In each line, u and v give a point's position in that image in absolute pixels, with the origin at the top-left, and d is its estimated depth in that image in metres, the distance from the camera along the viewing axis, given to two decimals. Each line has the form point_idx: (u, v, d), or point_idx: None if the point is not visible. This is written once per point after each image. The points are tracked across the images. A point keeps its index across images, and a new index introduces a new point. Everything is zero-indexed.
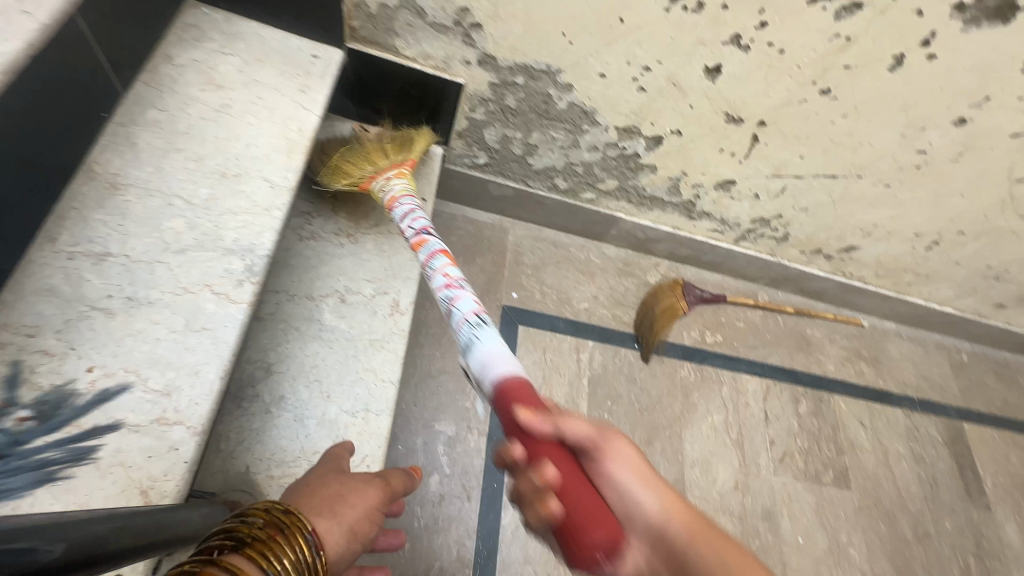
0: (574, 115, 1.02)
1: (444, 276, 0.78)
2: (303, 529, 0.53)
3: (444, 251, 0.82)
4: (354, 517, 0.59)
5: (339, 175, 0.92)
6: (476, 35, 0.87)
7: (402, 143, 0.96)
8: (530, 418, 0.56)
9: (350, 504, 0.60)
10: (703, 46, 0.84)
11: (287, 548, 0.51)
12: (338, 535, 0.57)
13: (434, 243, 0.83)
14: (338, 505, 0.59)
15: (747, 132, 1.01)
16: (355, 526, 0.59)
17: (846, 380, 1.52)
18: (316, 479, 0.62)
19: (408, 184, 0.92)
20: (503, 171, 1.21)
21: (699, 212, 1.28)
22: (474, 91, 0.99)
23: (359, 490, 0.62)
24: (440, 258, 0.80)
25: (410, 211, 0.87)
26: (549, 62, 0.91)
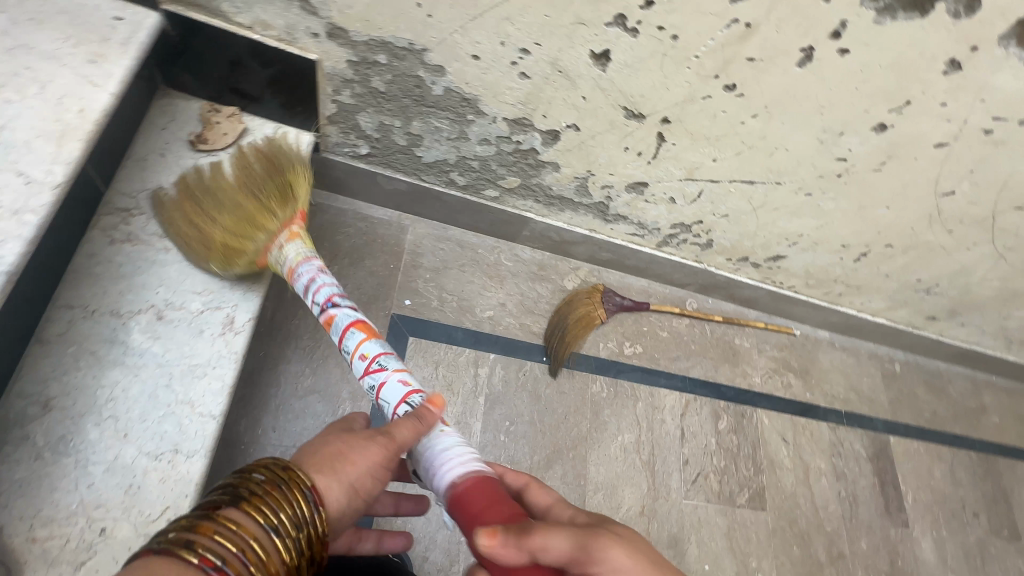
0: (455, 103, 0.88)
1: (362, 359, 0.70)
2: (301, 487, 0.49)
3: (358, 323, 0.73)
4: (359, 474, 0.53)
5: (232, 260, 0.77)
6: (315, 0, 0.72)
7: (284, 188, 0.79)
8: (494, 545, 0.47)
9: (355, 459, 0.53)
10: (584, 26, 0.71)
11: (284, 506, 0.48)
12: (339, 491, 0.52)
13: (343, 317, 0.73)
14: (340, 461, 0.53)
15: (651, 129, 0.88)
16: (358, 483, 0.53)
17: (772, 394, 1.46)
18: (329, 433, 0.56)
19: (305, 245, 0.78)
20: (391, 163, 1.06)
21: (614, 214, 1.16)
22: (332, 69, 0.84)
23: (363, 446, 0.54)
24: (354, 336, 0.71)
25: (311, 280, 0.76)
26: (410, 38, 0.76)
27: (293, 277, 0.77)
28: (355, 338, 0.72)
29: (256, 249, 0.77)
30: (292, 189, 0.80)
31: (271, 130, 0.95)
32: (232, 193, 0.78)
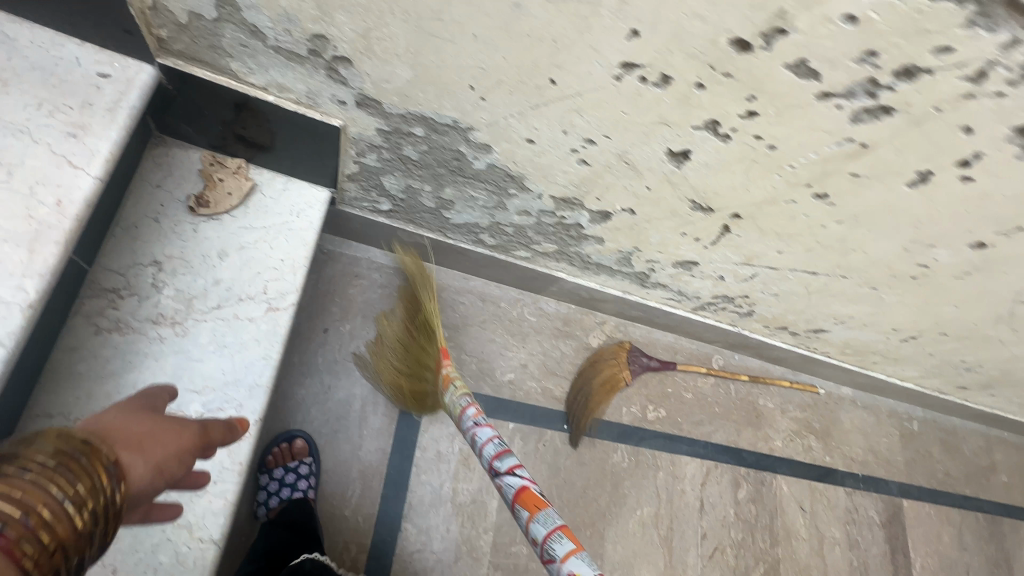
0: (497, 178, 0.76)
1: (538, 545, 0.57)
2: (105, 459, 0.37)
3: (523, 489, 0.62)
4: (168, 456, 0.41)
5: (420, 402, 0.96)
6: (345, 71, 0.59)
7: (436, 329, 0.93)
8: None
9: (172, 436, 0.42)
10: (666, 126, 0.59)
11: (83, 478, 0.35)
12: (143, 471, 0.39)
13: (509, 484, 0.64)
14: (152, 440, 0.41)
15: (717, 221, 0.78)
16: (167, 463, 0.41)
17: (792, 458, 1.40)
18: (138, 405, 0.43)
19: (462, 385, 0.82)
20: (415, 220, 0.95)
21: (653, 282, 1.06)
22: (359, 135, 0.71)
23: (176, 428, 0.43)
24: (522, 513, 0.60)
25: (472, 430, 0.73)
26: (456, 116, 0.64)
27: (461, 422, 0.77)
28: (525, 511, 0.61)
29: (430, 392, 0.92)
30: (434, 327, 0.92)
31: (281, 187, 0.83)
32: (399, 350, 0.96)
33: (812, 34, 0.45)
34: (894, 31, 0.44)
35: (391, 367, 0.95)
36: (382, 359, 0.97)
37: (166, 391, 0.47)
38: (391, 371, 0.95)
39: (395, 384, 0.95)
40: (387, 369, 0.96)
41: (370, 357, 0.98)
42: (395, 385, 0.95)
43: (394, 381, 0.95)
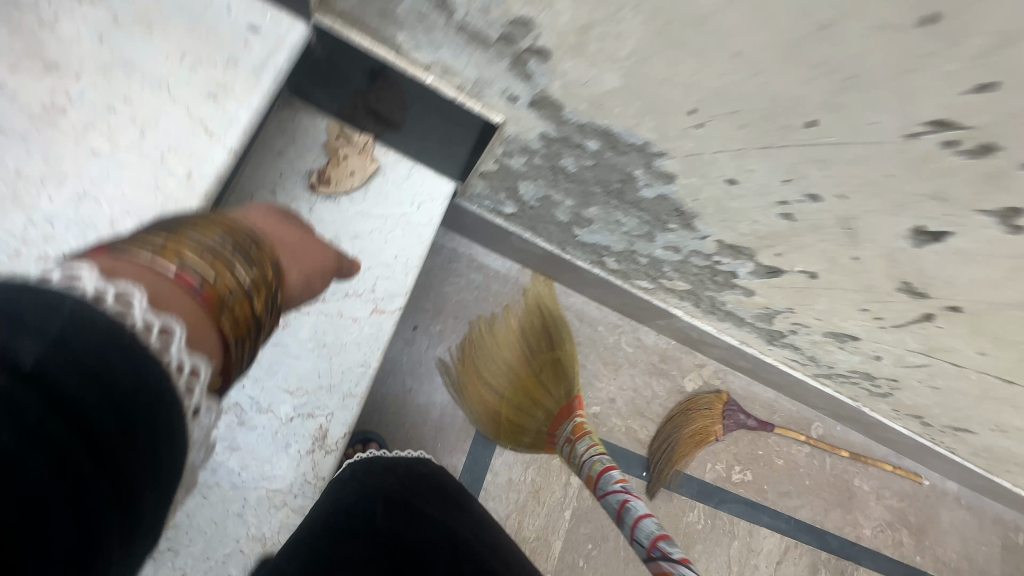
0: (661, 209, 0.64)
1: None
2: (268, 258, 0.48)
3: None
4: (313, 264, 0.57)
5: (514, 433, 0.86)
6: (535, 65, 0.48)
7: (559, 367, 0.85)
8: None
9: (305, 253, 0.55)
10: (936, 201, 0.45)
11: (252, 265, 0.45)
12: (289, 279, 0.52)
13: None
14: (292, 252, 0.54)
15: (922, 308, 0.63)
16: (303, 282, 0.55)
17: (879, 551, 1.25)
18: (269, 218, 0.55)
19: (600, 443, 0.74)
20: (536, 229, 0.84)
21: (785, 342, 0.92)
22: (515, 136, 0.60)
23: (315, 246, 0.58)
24: None
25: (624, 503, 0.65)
26: (650, 138, 0.52)
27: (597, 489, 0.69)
28: None
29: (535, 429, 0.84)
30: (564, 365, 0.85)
31: (405, 173, 0.73)
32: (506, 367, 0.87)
33: None
34: None
35: (491, 390, 0.87)
36: (482, 379, 0.87)
37: (293, 211, 0.62)
38: (490, 395, 0.86)
39: (492, 410, 0.87)
40: (486, 392, 0.87)
41: (467, 373, 0.89)
42: (490, 410, 0.87)
43: (491, 406, 0.87)
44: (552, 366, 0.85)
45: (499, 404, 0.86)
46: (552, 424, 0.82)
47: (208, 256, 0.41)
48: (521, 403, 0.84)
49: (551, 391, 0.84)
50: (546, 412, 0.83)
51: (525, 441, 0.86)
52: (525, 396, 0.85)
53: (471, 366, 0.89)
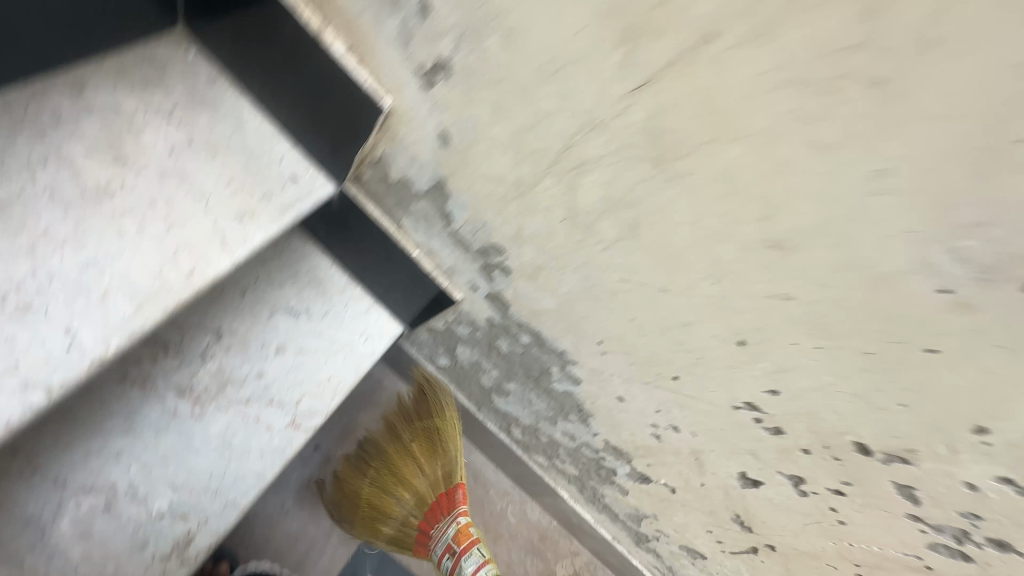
0: (566, 402, 0.77)
1: None
2: None
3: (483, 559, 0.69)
4: None
5: (374, 525, 0.78)
6: (499, 274, 0.63)
7: (430, 440, 0.79)
8: None
9: None
10: (753, 457, 0.61)
11: None
12: None
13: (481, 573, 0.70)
14: None
15: (750, 541, 0.76)
16: None
17: None
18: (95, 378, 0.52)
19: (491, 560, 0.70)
20: (460, 384, 0.93)
21: (649, 547, 1.00)
22: (467, 311, 0.74)
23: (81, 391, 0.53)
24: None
25: None
26: (568, 349, 0.66)
27: None
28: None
29: (398, 510, 0.76)
30: (443, 441, 0.78)
31: (365, 308, 0.81)
32: (376, 447, 0.83)
33: (930, 474, 0.48)
34: (1003, 514, 0.46)
35: (363, 473, 0.83)
36: (354, 473, 0.84)
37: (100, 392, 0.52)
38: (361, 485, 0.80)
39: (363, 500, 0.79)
40: (358, 484, 0.81)
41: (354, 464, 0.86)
42: (354, 496, 0.80)
43: (355, 491, 0.81)
44: (427, 443, 0.79)
45: (362, 484, 0.79)
46: (423, 510, 0.74)
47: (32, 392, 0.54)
48: (388, 482, 0.77)
49: (426, 472, 0.77)
50: (403, 520, 0.75)
51: (385, 535, 0.78)
52: (388, 479, 0.77)
53: (361, 458, 0.86)
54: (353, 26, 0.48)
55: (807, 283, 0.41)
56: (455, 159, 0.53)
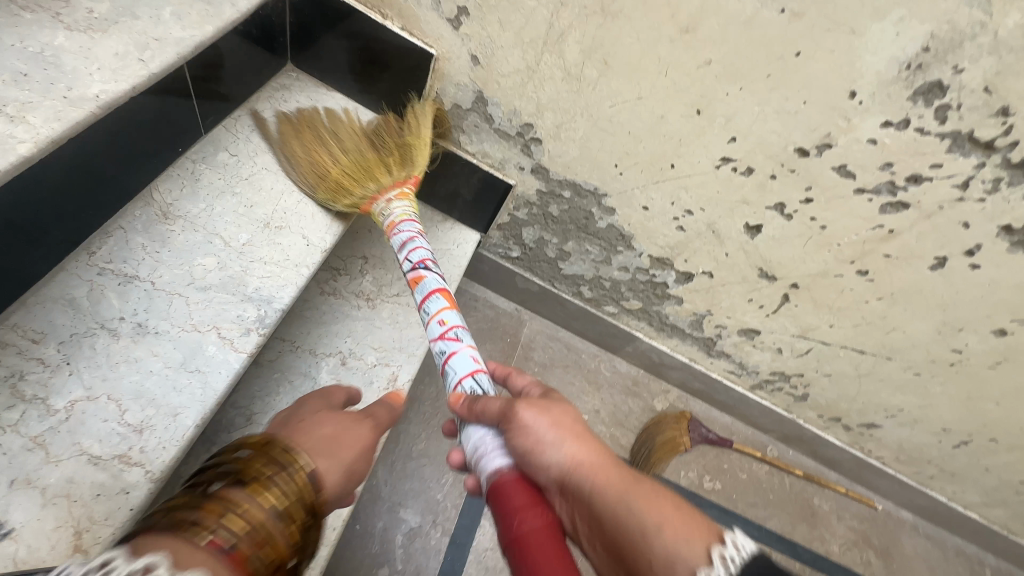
0: (611, 236, 1.04)
1: (439, 323, 0.72)
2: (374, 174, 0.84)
3: (442, 289, 0.76)
4: (351, 457, 0.61)
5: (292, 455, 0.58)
6: (534, 147, 0.92)
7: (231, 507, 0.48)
8: None
9: (347, 442, 0.61)
10: (747, 204, 0.86)
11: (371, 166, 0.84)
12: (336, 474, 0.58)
13: (431, 281, 0.77)
14: (336, 446, 0.60)
15: (779, 289, 1.00)
16: (348, 465, 0.60)
17: (851, 569, 1.36)
18: (317, 414, 0.63)
19: (410, 207, 0.85)
20: (533, 268, 1.23)
21: (718, 351, 1.25)
22: (522, 193, 1.03)
23: (354, 430, 0.63)
24: (438, 301, 0.74)
25: (409, 239, 0.81)
26: (597, 185, 0.94)
27: (393, 231, 0.82)
28: (436, 302, 0.75)
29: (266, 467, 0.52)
30: (362, 174, 0.83)
31: (449, 227, 1.13)
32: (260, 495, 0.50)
33: (848, 147, 0.73)
34: (901, 152, 0.71)
35: (337, 156, 0.83)
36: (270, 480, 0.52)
37: (340, 390, 0.71)
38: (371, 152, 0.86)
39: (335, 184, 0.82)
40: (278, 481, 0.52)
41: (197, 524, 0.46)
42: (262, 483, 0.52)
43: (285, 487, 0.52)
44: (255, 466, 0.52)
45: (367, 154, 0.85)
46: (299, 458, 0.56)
47: (350, 164, 0.83)
48: (372, 166, 0.84)
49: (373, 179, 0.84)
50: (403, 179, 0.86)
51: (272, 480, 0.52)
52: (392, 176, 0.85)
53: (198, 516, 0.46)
54: (403, 10, 0.80)
55: (715, 45, 0.68)
56: (484, 72, 0.83)
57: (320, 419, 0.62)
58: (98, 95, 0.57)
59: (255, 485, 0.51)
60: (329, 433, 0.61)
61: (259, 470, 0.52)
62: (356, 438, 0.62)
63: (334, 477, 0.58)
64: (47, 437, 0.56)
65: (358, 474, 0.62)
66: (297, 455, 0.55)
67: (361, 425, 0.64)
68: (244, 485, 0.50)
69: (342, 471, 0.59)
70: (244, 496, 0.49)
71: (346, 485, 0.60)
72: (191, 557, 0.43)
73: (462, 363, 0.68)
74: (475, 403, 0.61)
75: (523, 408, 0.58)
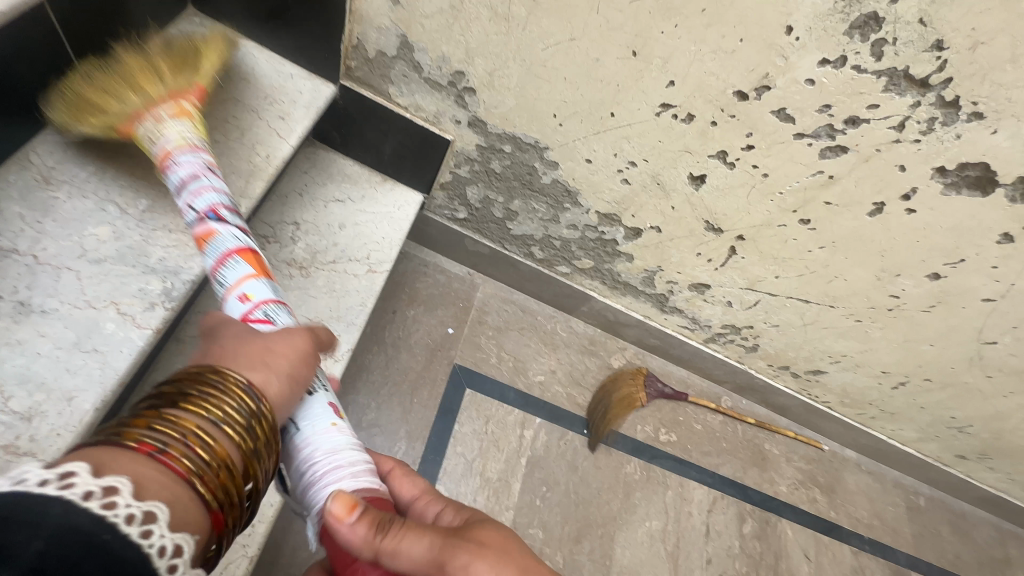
0: (557, 192, 1.00)
1: (241, 299, 0.59)
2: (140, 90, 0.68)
3: (237, 247, 0.62)
4: (289, 365, 0.49)
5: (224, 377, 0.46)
6: (469, 98, 0.86)
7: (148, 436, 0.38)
8: None
9: (282, 355, 0.50)
10: (689, 153, 0.83)
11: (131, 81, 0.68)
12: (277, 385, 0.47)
13: (225, 236, 0.63)
14: (267, 356, 0.49)
15: (726, 242, 0.99)
16: (291, 373, 0.49)
17: (798, 506, 1.44)
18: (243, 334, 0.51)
19: (193, 129, 0.69)
20: (481, 230, 1.18)
21: (671, 306, 1.25)
22: (461, 149, 0.98)
23: (284, 338, 0.52)
24: (238, 268, 0.60)
25: (190, 178, 0.65)
26: (537, 137, 0.89)
27: (167, 162, 0.66)
28: (234, 267, 0.61)
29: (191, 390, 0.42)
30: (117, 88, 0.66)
31: (388, 188, 1.07)
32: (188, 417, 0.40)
33: (786, 88, 0.70)
34: (838, 92, 0.68)
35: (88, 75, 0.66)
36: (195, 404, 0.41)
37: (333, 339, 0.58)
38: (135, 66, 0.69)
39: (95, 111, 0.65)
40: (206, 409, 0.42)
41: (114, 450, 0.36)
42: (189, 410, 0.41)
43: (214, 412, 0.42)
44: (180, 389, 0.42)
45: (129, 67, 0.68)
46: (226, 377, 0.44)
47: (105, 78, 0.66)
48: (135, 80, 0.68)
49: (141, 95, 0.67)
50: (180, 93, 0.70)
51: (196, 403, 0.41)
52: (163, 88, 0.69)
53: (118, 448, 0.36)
54: None
55: None
56: (406, 12, 0.76)
57: (243, 336, 0.51)
58: None
59: (183, 404, 0.41)
60: (256, 346, 0.49)
61: (181, 395, 0.41)
62: (296, 351, 0.51)
63: (278, 386, 0.48)
64: None
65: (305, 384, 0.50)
66: (221, 368, 0.44)
67: (293, 333, 0.53)
68: (170, 406, 0.40)
69: (287, 378, 0.49)
70: (174, 416, 0.40)
71: (296, 394, 0.49)
72: (109, 469, 0.34)
73: None
74: (387, 543, 0.43)
75: (466, 557, 0.43)
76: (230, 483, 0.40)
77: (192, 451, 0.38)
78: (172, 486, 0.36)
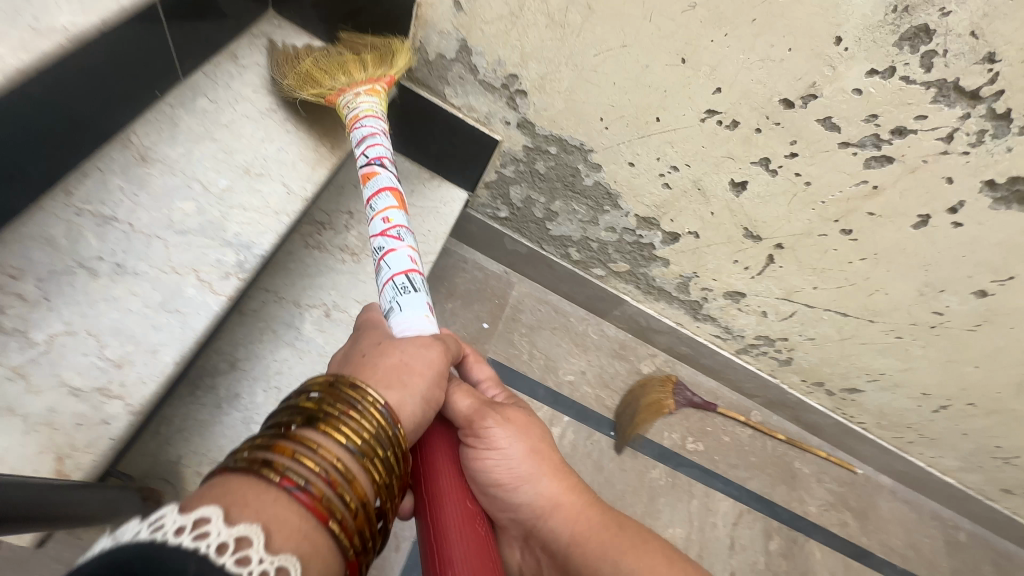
0: (598, 194, 1.04)
1: (382, 220, 0.73)
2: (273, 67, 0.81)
3: (392, 189, 0.77)
4: (424, 385, 0.55)
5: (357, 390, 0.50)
6: (520, 100, 0.91)
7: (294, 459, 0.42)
8: None
9: (417, 374, 0.55)
10: (732, 160, 0.86)
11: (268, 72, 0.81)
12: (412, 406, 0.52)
13: (383, 178, 0.77)
14: (405, 375, 0.54)
15: (764, 250, 1.00)
16: (425, 395, 0.54)
17: (827, 528, 1.40)
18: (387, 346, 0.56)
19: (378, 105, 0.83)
20: (521, 229, 1.22)
21: (704, 314, 1.26)
22: (508, 149, 1.02)
23: (420, 355, 0.57)
24: (387, 199, 0.75)
25: (369, 134, 0.80)
26: (583, 140, 0.93)
27: (354, 125, 0.81)
28: (384, 201, 0.76)
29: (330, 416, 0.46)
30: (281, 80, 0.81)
31: (436, 184, 1.13)
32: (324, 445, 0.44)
33: (833, 97, 0.72)
34: (886, 102, 0.70)
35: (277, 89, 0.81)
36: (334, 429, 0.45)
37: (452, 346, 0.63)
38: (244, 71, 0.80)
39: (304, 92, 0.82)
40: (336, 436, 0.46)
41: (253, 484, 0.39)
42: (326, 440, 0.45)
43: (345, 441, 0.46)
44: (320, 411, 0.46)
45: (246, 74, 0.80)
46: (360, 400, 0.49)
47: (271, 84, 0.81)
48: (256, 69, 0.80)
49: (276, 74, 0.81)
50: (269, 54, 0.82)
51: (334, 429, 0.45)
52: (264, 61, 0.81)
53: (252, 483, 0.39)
54: None
55: None
56: (467, 18, 0.82)
57: (382, 350, 0.56)
58: (67, 27, 0.57)
59: (327, 424, 0.45)
60: (392, 361, 0.54)
61: (326, 415, 0.46)
62: (426, 364, 0.56)
63: (411, 407, 0.53)
64: (25, 370, 0.57)
65: (436, 402, 0.56)
66: (356, 385, 0.49)
67: (428, 352, 0.58)
68: (313, 429, 0.45)
69: (419, 401, 0.54)
70: (315, 441, 0.44)
71: (426, 414, 0.55)
72: (252, 510, 0.37)
73: (397, 259, 0.69)
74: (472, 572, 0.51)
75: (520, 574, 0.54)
76: (356, 526, 0.43)
77: (332, 488, 0.42)
78: (310, 529, 0.39)
